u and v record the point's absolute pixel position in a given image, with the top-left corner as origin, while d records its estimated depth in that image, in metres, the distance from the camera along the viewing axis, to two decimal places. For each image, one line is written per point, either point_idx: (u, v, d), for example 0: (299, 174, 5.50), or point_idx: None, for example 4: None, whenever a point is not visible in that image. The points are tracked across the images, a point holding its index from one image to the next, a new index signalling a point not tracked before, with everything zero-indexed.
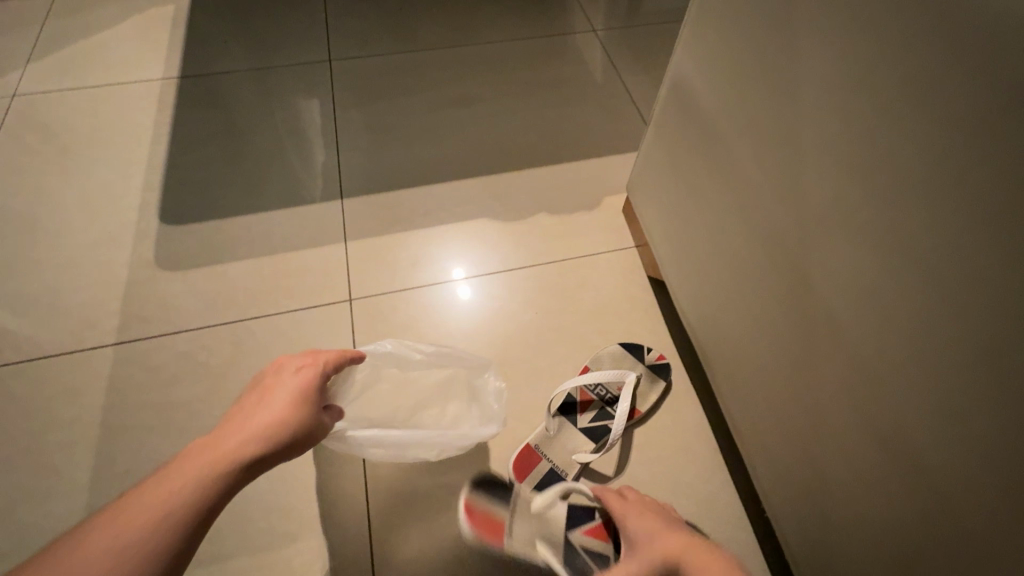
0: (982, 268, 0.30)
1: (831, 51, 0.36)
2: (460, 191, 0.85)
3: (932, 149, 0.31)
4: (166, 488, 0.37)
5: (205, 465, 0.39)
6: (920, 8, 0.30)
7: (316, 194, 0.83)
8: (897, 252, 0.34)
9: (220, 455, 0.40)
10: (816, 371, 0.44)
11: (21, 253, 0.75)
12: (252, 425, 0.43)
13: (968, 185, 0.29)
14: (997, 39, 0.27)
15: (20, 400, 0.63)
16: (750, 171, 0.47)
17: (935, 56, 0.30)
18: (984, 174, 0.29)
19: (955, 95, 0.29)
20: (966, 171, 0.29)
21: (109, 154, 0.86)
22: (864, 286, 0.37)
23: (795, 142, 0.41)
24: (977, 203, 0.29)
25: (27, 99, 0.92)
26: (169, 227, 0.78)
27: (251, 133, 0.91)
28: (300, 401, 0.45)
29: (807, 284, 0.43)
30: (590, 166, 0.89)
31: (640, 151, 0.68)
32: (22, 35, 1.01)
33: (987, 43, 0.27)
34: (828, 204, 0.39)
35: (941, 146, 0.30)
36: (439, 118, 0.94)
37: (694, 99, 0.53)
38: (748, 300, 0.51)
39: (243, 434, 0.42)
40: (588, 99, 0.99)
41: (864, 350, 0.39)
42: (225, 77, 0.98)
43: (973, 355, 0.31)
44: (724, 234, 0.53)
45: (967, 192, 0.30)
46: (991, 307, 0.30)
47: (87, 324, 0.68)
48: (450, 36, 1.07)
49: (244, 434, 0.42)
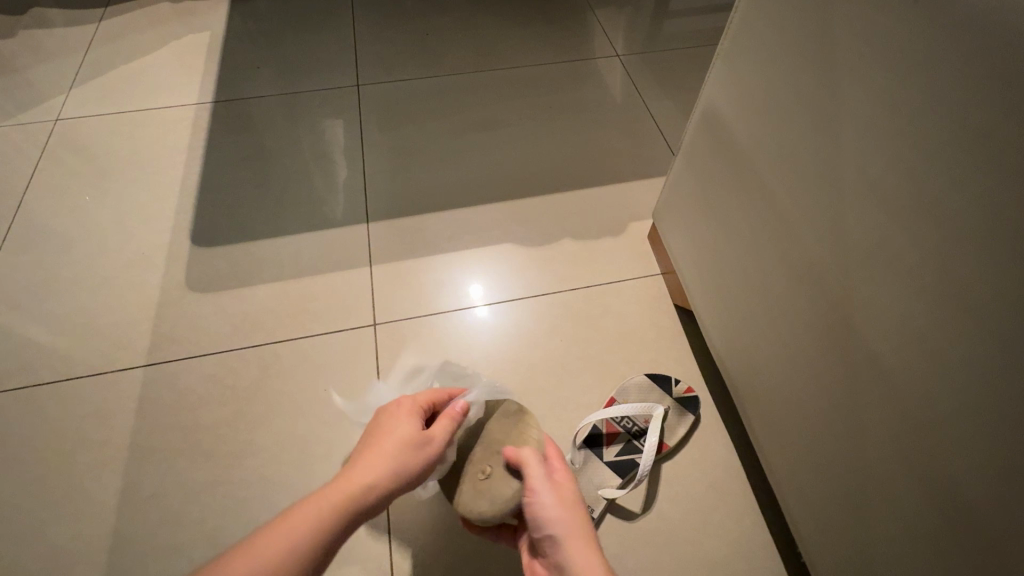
0: None
1: (875, 90, 0.35)
2: (484, 215, 0.85)
3: (986, 194, 0.30)
4: (302, 522, 0.38)
5: (335, 501, 0.40)
6: (970, 53, 0.29)
7: (342, 216, 0.84)
8: (947, 299, 0.33)
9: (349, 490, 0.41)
10: (857, 414, 0.42)
11: (58, 273, 0.77)
12: (378, 457, 0.44)
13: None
14: None
15: (53, 420, 0.64)
16: (786, 206, 0.46)
17: (986, 102, 0.29)
18: None
19: (1010, 141, 0.28)
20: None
21: (145, 176, 0.88)
22: (909, 330, 0.36)
23: (835, 180, 0.40)
24: None
25: (69, 122, 0.96)
26: (200, 249, 0.80)
27: (281, 157, 0.93)
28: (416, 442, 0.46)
29: (848, 323, 0.42)
30: (614, 190, 0.89)
31: (668, 180, 0.68)
32: (66, 62, 1.06)
33: None
34: (870, 244, 0.38)
35: (996, 191, 0.29)
36: (463, 142, 0.95)
37: (726, 131, 0.53)
38: (784, 336, 0.50)
39: (369, 465, 0.44)
40: (611, 123, 0.99)
41: (909, 397, 0.37)
42: (257, 101, 1.01)
43: None
44: (758, 268, 0.52)
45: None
46: None
47: (119, 345, 0.70)
48: (474, 61, 1.09)
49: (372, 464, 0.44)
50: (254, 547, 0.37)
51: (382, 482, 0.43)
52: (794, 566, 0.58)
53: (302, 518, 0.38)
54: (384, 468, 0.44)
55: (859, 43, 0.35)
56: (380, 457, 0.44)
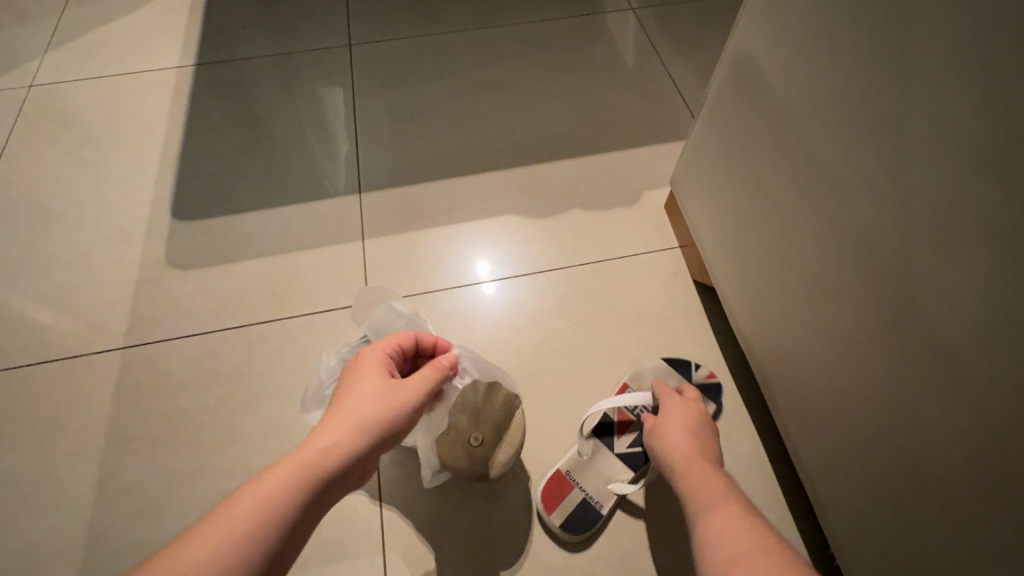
0: None
1: (961, 17, 0.28)
2: (486, 184, 0.79)
3: None
4: (250, 503, 0.35)
5: (293, 472, 0.37)
6: None
7: (334, 187, 0.78)
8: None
9: (307, 461, 0.38)
10: (910, 408, 0.37)
11: (32, 248, 0.72)
12: (348, 416, 0.41)
13: None
14: None
15: (26, 404, 0.60)
16: (833, 166, 0.39)
17: None
18: None
19: None
20: None
21: (124, 145, 0.83)
22: (989, 314, 0.30)
23: (897, 133, 0.33)
24: None
25: (45, 88, 0.90)
26: (182, 223, 0.74)
27: (268, 123, 0.86)
28: (382, 396, 0.42)
29: (905, 304, 0.35)
30: (627, 157, 0.82)
31: (689, 141, 0.61)
32: (41, 24, 0.99)
33: None
34: (941, 210, 0.32)
35: None
36: (463, 105, 0.88)
37: (761, 80, 0.46)
38: (824, 317, 0.44)
39: (344, 427, 0.40)
40: (625, 83, 0.91)
41: (983, 391, 0.31)
42: (243, 63, 0.94)
43: None
44: (794, 239, 0.46)
45: None
46: None
47: (95, 326, 0.65)
48: (475, 18, 1.00)
49: (341, 427, 0.40)
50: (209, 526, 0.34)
51: (342, 447, 0.39)
52: (822, 566, 0.53)
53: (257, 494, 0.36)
54: (358, 429, 0.40)
55: None
56: (348, 417, 0.41)
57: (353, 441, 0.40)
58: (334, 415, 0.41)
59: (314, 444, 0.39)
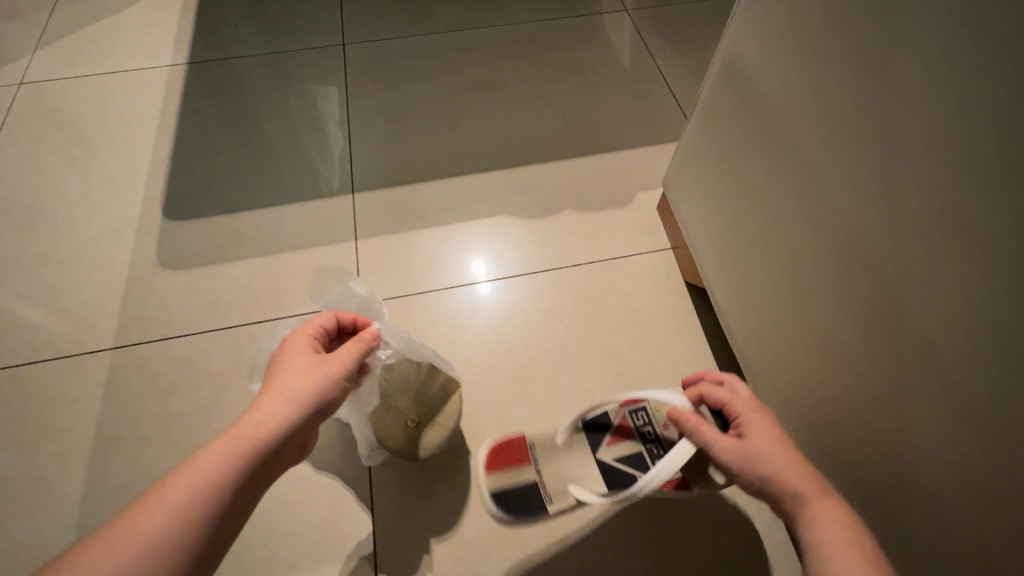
0: None
1: (947, 24, 0.28)
2: (479, 185, 0.79)
3: None
4: (178, 483, 0.33)
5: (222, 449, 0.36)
6: None
7: (326, 187, 0.78)
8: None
9: (235, 437, 0.36)
10: (898, 411, 0.37)
11: (21, 248, 0.72)
12: (278, 391, 0.39)
13: None
14: None
15: (14, 406, 0.60)
16: (822, 170, 0.40)
17: None
18: None
19: None
20: None
21: (114, 144, 0.82)
22: (976, 319, 0.30)
23: (888, 137, 0.33)
24: None
25: (34, 86, 0.89)
26: (173, 222, 0.74)
27: (260, 123, 0.86)
28: (310, 368, 0.41)
29: (892, 308, 0.36)
30: (620, 158, 0.82)
31: (681, 144, 0.61)
32: (31, 21, 0.98)
33: None
34: (928, 215, 0.32)
35: None
36: (457, 105, 0.88)
37: (752, 83, 0.46)
38: (813, 320, 0.44)
39: (271, 401, 0.39)
40: (619, 85, 0.91)
41: (969, 395, 0.31)
42: (236, 62, 0.94)
43: None
44: (785, 242, 0.46)
45: None
46: None
47: (84, 326, 0.65)
48: (469, 18, 1.00)
49: (270, 402, 0.39)
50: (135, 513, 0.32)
51: (273, 418, 0.38)
52: None
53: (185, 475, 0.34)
54: (286, 400, 0.39)
55: None
56: (278, 391, 0.40)
57: (285, 411, 0.38)
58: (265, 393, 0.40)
59: (245, 422, 0.37)
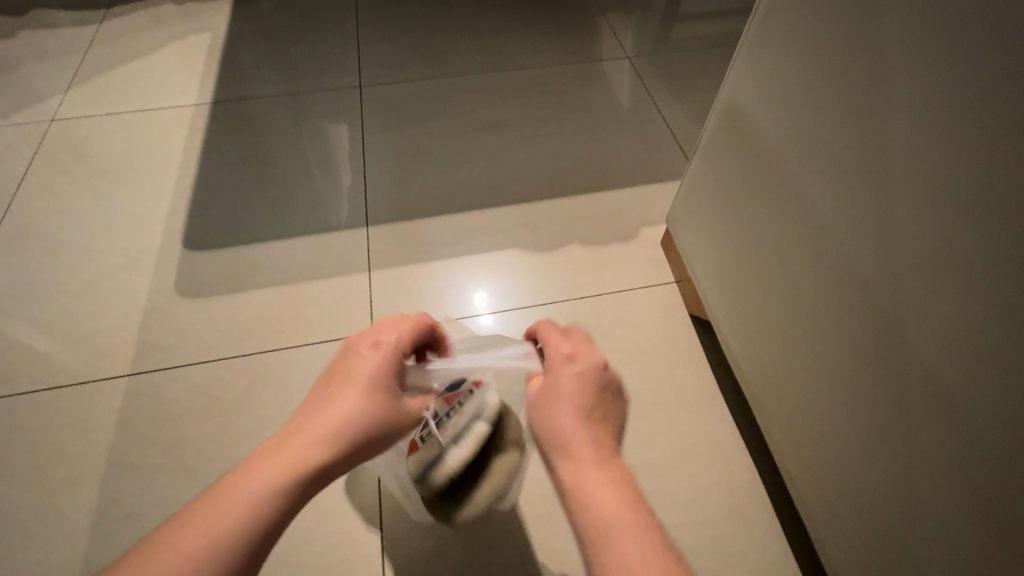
0: None
1: (932, 76, 0.31)
2: (488, 220, 0.82)
3: None
4: (238, 516, 0.29)
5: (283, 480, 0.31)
6: None
7: (341, 220, 0.81)
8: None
9: (300, 464, 0.32)
10: (906, 439, 0.38)
11: (43, 277, 0.74)
12: (334, 414, 0.34)
13: None
14: None
15: (29, 432, 0.61)
16: (820, 207, 0.42)
17: None
18: None
19: None
20: None
21: (138, 177, 0.86)
22: (976, 347, 0.31)
23: (883, 177, 0.36)
24: None
25: (65, 122, 0.93)
26: (192, 253, 0.76)
27: (279, 158, 0.90)
28: (387, 397, 0.37)
29: (896, 338, 0.37)
30: (624, 194, 0.85)
31: (683, 183, 0.64)
32: (65, 62, 1.04)
33: None
34: (925, 248, 0.34)
35: None
36: (467, 144, 0.92)
37: (751, 127, 0.49)
38: (817, 350, 0.46)
39: (339, 428, 0.34)
40: (622, 126, 0.96)
41: (974, 422, 0.32)
42: (258, 101, 0.98)
43: None
44: (787, 275, 0.48)
45: None
46: None
47: (101, 353, 0.66)
48: (479, 62, 1.06)
49: (338, 428, 0.34)
50: (182, 537, 0.28)
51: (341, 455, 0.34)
52: None
53: (241, 505, 0.29)
54: (358, 436, 0.34)
55: (913, 22, 0.32)
56: (329, 413, 0.35)
57: (342, 438, 0.34)
58: (320, 411, 0.35)
59: (294, 445, 0.33)
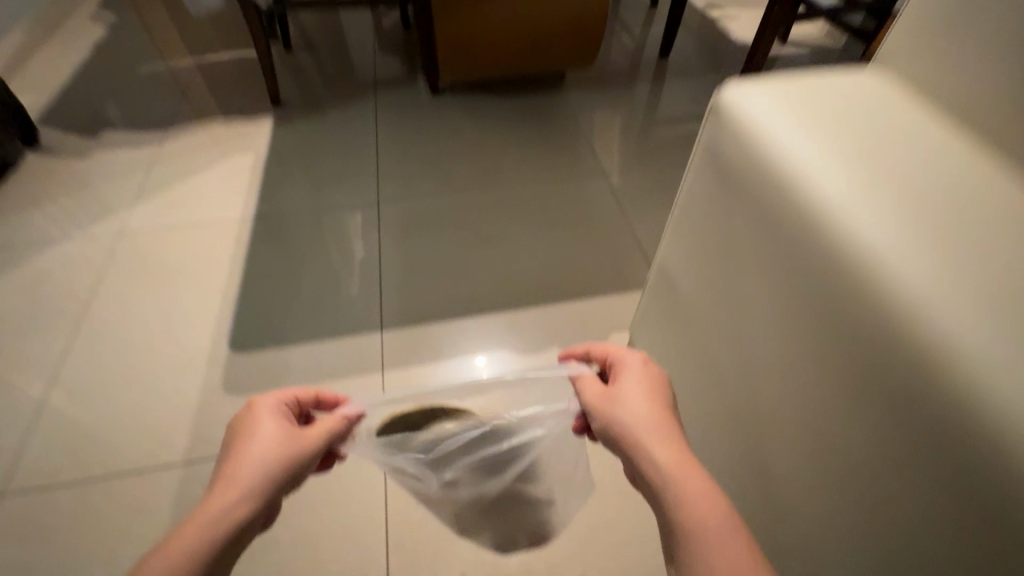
0: (867, 495, 0.41)
1: (766, 306, 0.50)
2: (484, 324, 0.97)
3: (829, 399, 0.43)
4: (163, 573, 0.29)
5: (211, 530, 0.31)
6: (812, 305, 0.44)
7: (360, 324, 0.96)
8: (880, 470, 0.39)
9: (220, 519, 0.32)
10: (779, 539, 0.54)
11: (112, 375, 0.89)
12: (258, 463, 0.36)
13: (848, 431, 0.42)
14: (854, 344, 0.40)
15: (101, 514, 0.74)
16: (720, 364, 0.60)
17: (821, 337, 0.43)
18: (858, 427, 0.41)
19: (835, 368, 0.42)
20: (848, 423, 0.42)
21: (191, 284, 1.02)
22: (803, 482, 0.48)
23: (749, 357, 0.54)
24: (856, 444, 0.41)
25: (130, 234, 1.11)
26: (235, 354, 0.91)
27: (309, 267, 1.07)
28: (292, 438, 0.38)
29: (766, 465, 0.54)
30: (599, 302, 1.01)
31: (636, 313, 0.81)
32: (132, 181, 1.23)
33: (848, 345, 0.41)
34: (774, 410, 0.51)
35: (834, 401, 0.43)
36: (468, 254, 1.09)
37: (676, 293, 0.67)
38: (727, 465, 0.62)
39: (249, 478, 0.35)
40: (599, 238, 1.13)
41: (808, 532, 0.49)
42: (292, 215, 1.17)
43: (870, 554, 0.42)
44: (706, 404, 0.65)
45: (849, 435, 0.42)
46: (875, 523, 0.41)
47: (160, 444, 0.80)
48: (480, 181, 1.25)
49: (247, 479, 0.35)
50: None
51: (257, 494, 0.34)
52: None
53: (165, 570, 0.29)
54: (275, 475, 0.36)
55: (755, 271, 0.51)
56: (245, 465, 0.36)
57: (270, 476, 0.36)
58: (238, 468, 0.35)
59: (227, 493, 0.34)
